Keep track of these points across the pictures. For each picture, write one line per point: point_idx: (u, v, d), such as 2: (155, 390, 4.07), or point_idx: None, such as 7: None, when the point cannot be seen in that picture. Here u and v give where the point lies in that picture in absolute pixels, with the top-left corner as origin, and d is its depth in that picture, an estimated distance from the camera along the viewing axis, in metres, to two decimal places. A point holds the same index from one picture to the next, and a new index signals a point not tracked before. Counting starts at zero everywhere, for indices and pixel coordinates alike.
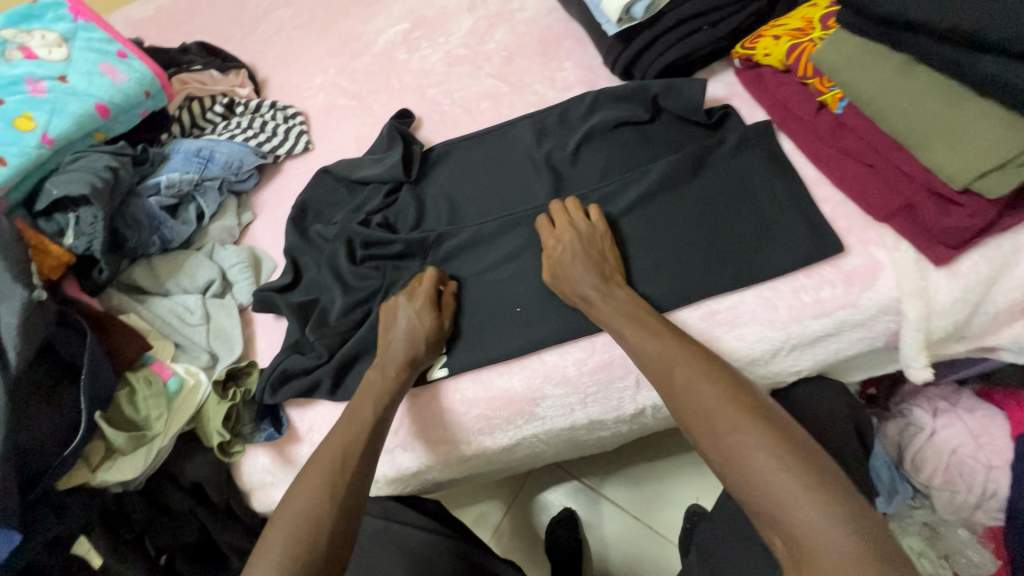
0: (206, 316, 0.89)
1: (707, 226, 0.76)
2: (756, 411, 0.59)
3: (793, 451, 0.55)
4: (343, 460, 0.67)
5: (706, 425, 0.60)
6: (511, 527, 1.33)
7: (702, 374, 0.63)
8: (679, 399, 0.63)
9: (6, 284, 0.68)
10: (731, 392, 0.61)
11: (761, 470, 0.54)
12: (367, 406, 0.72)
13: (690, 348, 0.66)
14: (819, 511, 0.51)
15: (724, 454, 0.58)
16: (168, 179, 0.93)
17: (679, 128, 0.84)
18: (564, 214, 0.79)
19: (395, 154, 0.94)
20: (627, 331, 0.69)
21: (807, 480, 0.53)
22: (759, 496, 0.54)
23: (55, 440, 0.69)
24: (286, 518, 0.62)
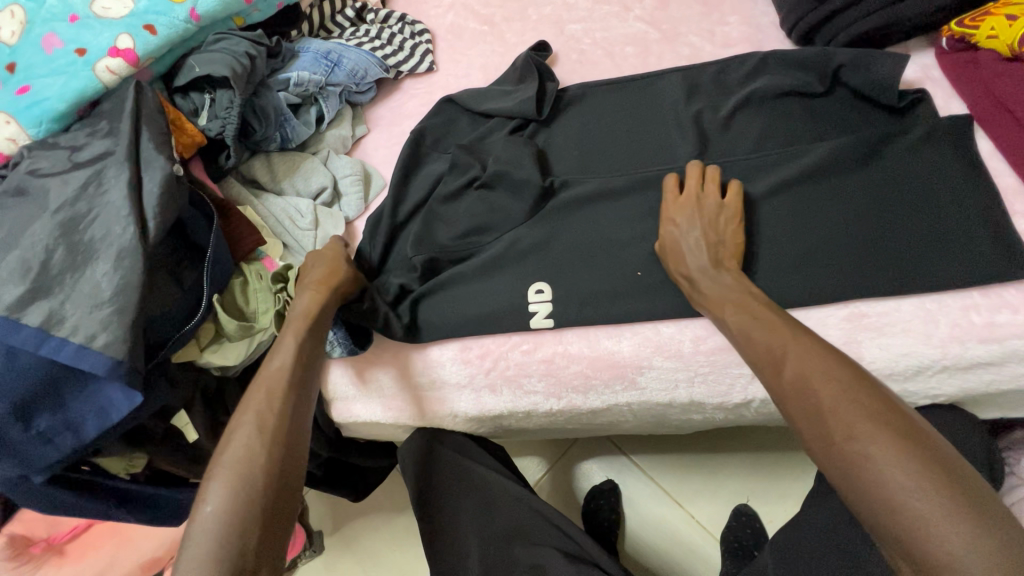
0: (315, 222, 0.88)
1: (870, 220, 0.69)
2: (888, 416, 0.48)
3: (932, 465, 0.45)
4: (276, 400, 0.60)
5: (823, 426, 0.50)
6: (551, 486, 1.34)
7: (820, 369, 0.53)
8: (787, 397, 0.54)
9: (153, 153, 0.68)
10: (852, 389, 0.51)
11: (900, 483, 0.44)
12: (289, 343, 0.66)
13: (807, 340, 0.56)
14: (967, 543, 0.41)
15: (842, 467, 0.47)
16: (297, 76, 0.91)
17: (854, 108, 0.76)
18: (697, 186, 0.73)
19: (529, 89, 0.88)
20: (729, 317, 0.62)
21: (955, 507, 0.42)
22: (888, 519, 0.44)
23: (178, 315, 0.70)
24: (221, 469, 0.54)
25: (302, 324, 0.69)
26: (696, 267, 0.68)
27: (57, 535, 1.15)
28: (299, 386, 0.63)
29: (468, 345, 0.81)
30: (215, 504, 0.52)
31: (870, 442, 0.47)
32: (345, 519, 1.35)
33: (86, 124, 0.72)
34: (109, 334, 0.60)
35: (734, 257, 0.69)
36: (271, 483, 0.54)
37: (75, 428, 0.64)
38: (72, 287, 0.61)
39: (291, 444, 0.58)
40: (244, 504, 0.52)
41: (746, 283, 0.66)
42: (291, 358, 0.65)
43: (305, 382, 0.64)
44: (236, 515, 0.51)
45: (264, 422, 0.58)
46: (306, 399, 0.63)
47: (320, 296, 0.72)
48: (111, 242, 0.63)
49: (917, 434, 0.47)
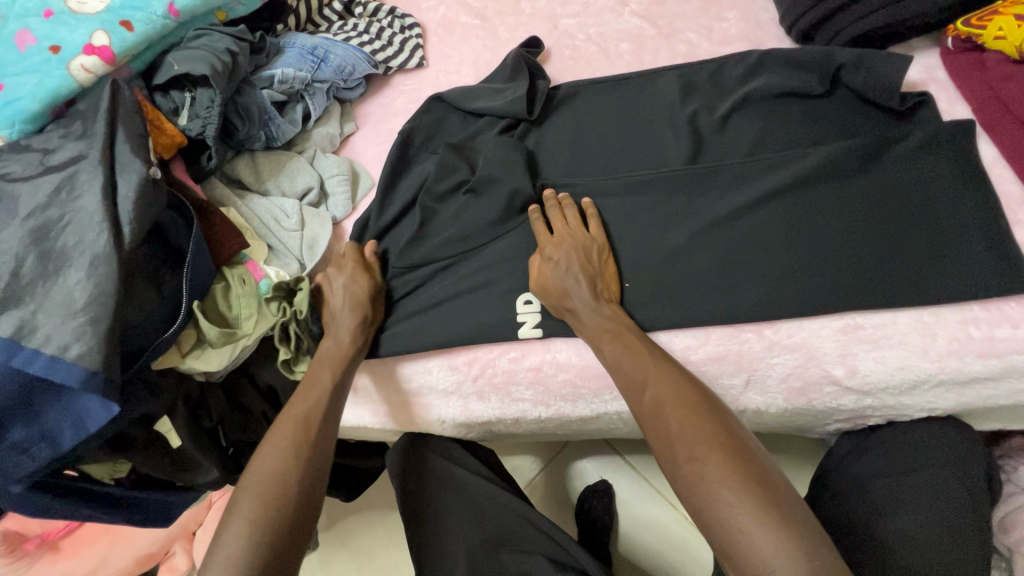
0: (301, 224, 0.86)
1: (864, 230, 0.67)
2: (725, 439, 0.52)
3: (753, 484, 0.49)
4: (305, 429, 0.66)
5: (670, 450, 0.54)
6: (545, 485, 1.33)
7: (672, 398, 0.56)
8: (646, 420, 0.57)
9: (128, 155, 0.67)
10: (697, 413, 0.54)
11: (730, 503, 0.48)
12: (322, 376, 0.71)
13: (665, 367, 0.60)
14: (778, 553, 0.45)
15: (685, 488, 0.51)
16: (282, 74, 0.88)
17: (855, 110, 0.73)
18: (563, 225, 0.74)
19: (519, 88, 0.86)
20: (603, 349, 0.65)
21: (768, 521, 0.46)
22: (717, 532, 0.48)
23: (157, 322, 0.69)
24: (251, 488, 0.61)
25: (332, 359, 0.73)
26: (579, 299, 0.68)
27: (51, 531, 1.16)
28: (328, 417, 0.68)
29: (456, 352, 0.79)
30: (247, 518, 0.58)
31: (704, 465, 0.51)
32: (339, 515, 1.36)
33: (60, 125, 0.69)
34: (82, 345, 0.58)
35: (610, 287, 0.71)
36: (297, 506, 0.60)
37: (51, 439, 0.63)
38: (45, 296, 0.60)
39: (316, 470, 0.64)
40: (272, 520, 0.58)
41: (623, 315, 0.68)
42: (324, 391, 0.70)
43: (333, 414, 0.69)
44: (265, 531, 0.57)
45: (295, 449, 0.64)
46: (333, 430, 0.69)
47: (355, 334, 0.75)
48: (84, 249, 0.61)
49: (748, 455, 0.51)
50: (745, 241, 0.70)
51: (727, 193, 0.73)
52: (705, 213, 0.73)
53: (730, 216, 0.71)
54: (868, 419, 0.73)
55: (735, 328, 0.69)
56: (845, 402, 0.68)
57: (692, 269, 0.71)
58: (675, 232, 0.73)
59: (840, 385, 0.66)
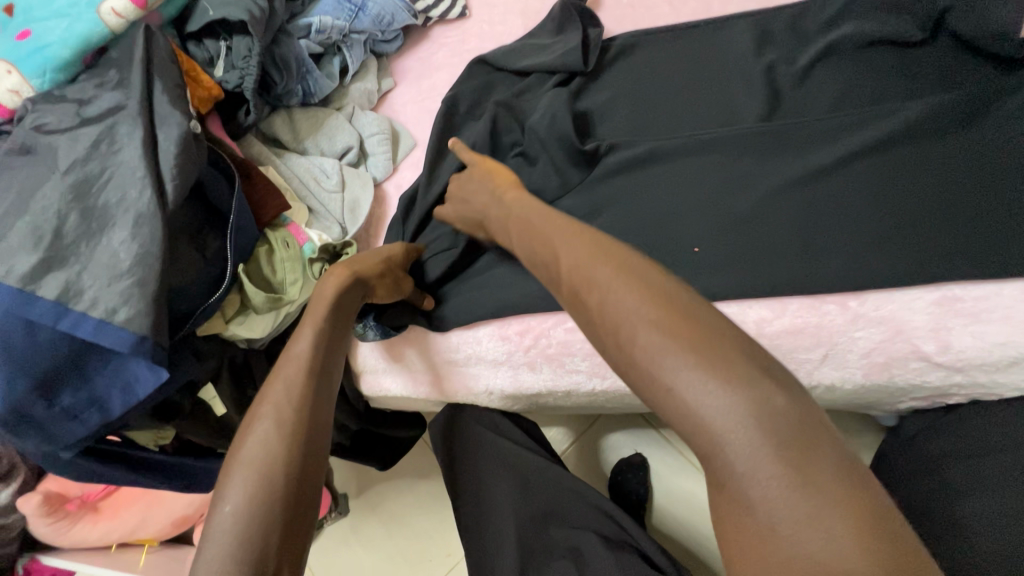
0: (342, 185, 0.82)
1: (964, 194, 0.61)
2: (655, 292, 0.39)
3: (697, 335, 0.36)
4: (295, 391, 0.51)
5: (597, 323, 0.41)
6: (578, 457, 1.32)
7: (589, 257, 0.43)
8: (568, 298, 0.45)
9: (167, 107, 0.62)
10: (624, 266, 0.42)
11: (679, 375, 0.35)
12: (309, 331, 0.57)
13: (586, 231, 0.47)
14: (736, 427, 0.33)
15: (625, 366, 0.39)
16: (320, 22, 0.83)
17: (953, 59, 0.66)
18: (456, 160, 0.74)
19: (574, 38, 0.79)
20: (517, 243, 0.56)
21: (717, 385, 0.34)
22: (668, 414, 0.36)
23: (203, 286, 0.66)
24: (236, 467, 0.46)
25: (320, 312, 0.59)
26: (492, 204, 0.64)
27: (90, 494, 1.20)
28: (321, 375, 0.54)
29: (507, 322, 0.76)
30: (232, 507, 0.43)
31: (632, 331, 0.38)
32: (370, 483, 1.35)
33: (94, 74, 0.65)
34: (130, 308, 0.55)
35: (509, 181, 0.66)
36: (295, 483, 0.46)
37: (101, 405, 0.61)
38: (89, 256, 0.57)
39: (313, 440, 0.49)
40: (266, 505, 0.44)
41: (528, 197, 0.60)
42: (312, 343, 0.56)
43: (328, 371, 0.55)
44: (259, 520, 0.43)
45: (283, 418, 0.49)
46: (328, 389, 0.55)
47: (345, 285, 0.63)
48: (127, 207, 0.58)
49: (686, 303, 0.38)
50: (828, 202, 0.65)
51: (806, 151, 0.67)
52: (781, 173, 0.67)
53: (811, 176, 0.66)
54: (948, 397, 0.68)
55: (815, 299, 0.64)
56: (931, 379, 0.63)
57: (767, 234, 0.66)
58: (748, 194, 0.68)
59: (927, 360, 0.62)
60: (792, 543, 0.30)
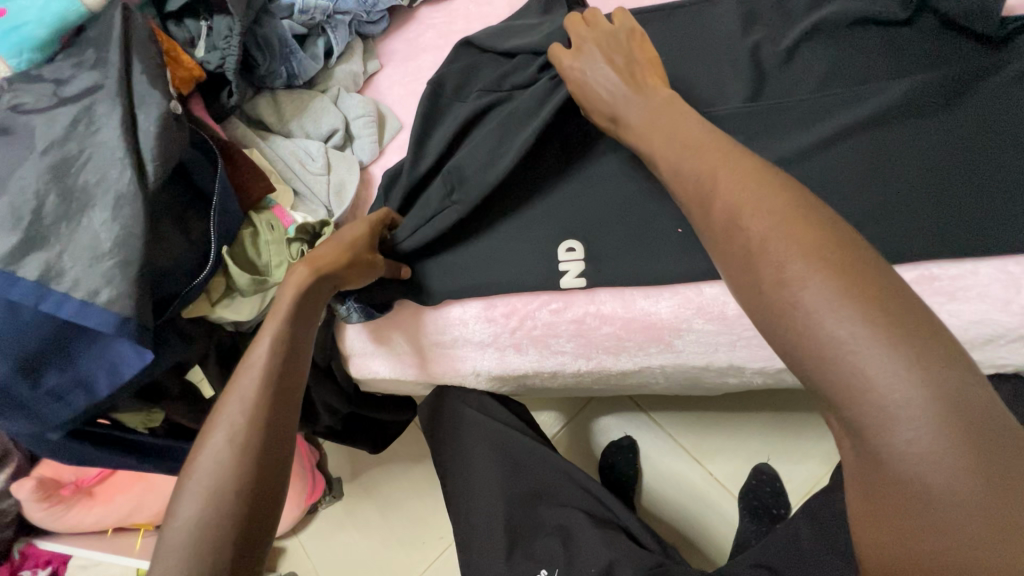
0: (328, 167, 0.81)
1: (946, 173, 0.62)
2: (831, 254, 0.39)
3: (881, 307, 0.36)
4: (250, 403, 0.52)
5: (755, 271, 0.41)
6: (569, 439, 1.33)
7: (753, 202, 0.42)
8: (718, 240, 0.44)
9: (146, 87, 0.61)
10: (797, 221, 0.41)
11: (853, 341, 0.36)
12: (267, 338, 0.57)
13: (744, 168, 0.45)
14: (913, 399, 0.34)
15: (776, 318, 0.39)
16: (303, 2, 0.81)
17: (942, 36, 0.66)
18: (582, 25, 0.68)
19: (558, 18, 0.79)
20: (655, 145, 0.54)
21: (897, 357, 0.34)
22: (824, 374, 0.37)
23: (187, 268, 0.66)
24: (191, 482, 0.48)
25: (280, 317, 0.59)
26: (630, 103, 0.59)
27: (86, 479, 1.21)
28: (280, 383, 0.54)
29: (493, 303, 0.76)
30: (186, 521, 0.46)
31: (802, 289, 0.38)
32: (363, 467, 1.37)
33: (72, 54, 0.64)
34: (113, 289, 0.55)
35: (652, 70, 0.62)
36: (244, 499, 0.48)
37: (86, 385, 0.61)
38: (70, 237, 0.56)
39: (265, 455, 0.50)
40: (215, 522, 0.46)
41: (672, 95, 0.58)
42: (269, 351, 0.55)
43: (288, 379, 0.55)
44: (208, 535, 0.46)
45: (235, 433, 0.50)
46: (290, 396, 0.55)
47: (306, 287, 0.62)
48: (107, 188, 0.58)
49: (863, 272, 0.38)
50: (814, 182, 0.65)
51: (792, 132, 0.67)
52: (768, 153, 0.67)
53: (796, 156, 0.66)
54: None
55: None
56: None
57: None
58: None
59: None
60: (949, 519, 0.33)
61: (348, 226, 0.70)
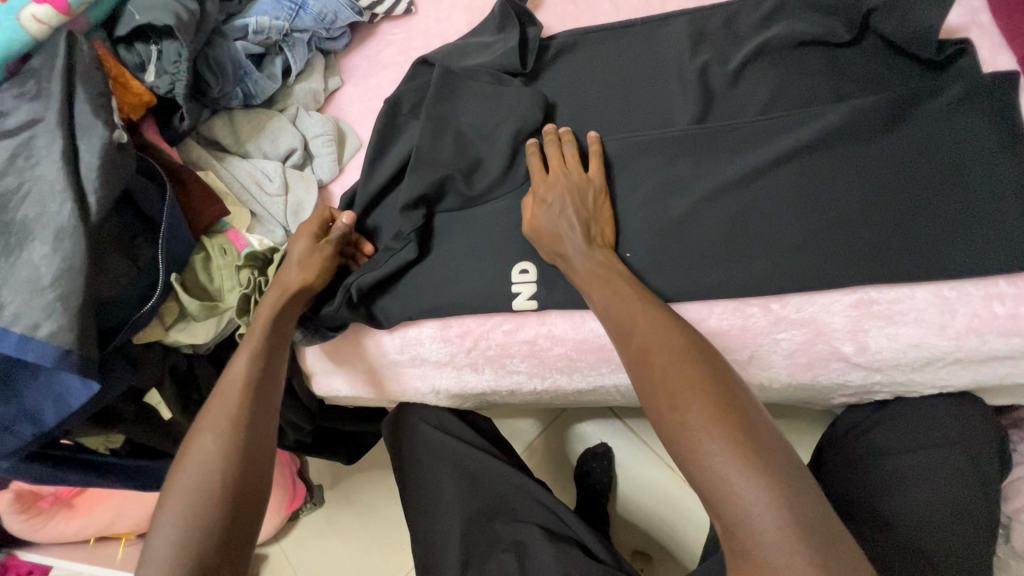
0: (285, 187, 0.81)
1: (885, 199, 0.62)
2: (707, 383, 0.48)
3: (738, 427, 0.45)
4: (233, 414, 0.57)
5: (653, 394, 0.50)
6: (545, 446, 1.34)
7: (659, 338, 0.52)
8: (631, 363, 0.53)
9: (89, 117, 0.62)
10: (686, 353, 0.50)
11: (719, 456, 0.44)
12: (243, 357, 0.62)
13: (656, 316, 0.55)
14: (760, 501, 0.42)
15: (670, 436, 0.47)
16: (257, 23, 0.81)
17: (884, 59, 0.67)
18: (560, 164, 0.69)
19: (512, 38, 0.79)
20: (592, 296, 0.61)
21: (748, 469, 0.43)
22: (702, 483, 0.45)
23: (135, 296, 0.66)
24: (179, 481, 0.53)
25: (259, 334, 0.65)
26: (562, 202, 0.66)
27: (62, 492, 1.22)
28: (257, 394, 0.60)
29: (448, 324, 0.77)
30: (175, 517, 0.51)
31: (685, 412, 0.47)
32: (343, 474, 1.38)
33: (15, 84, 0.64)
34: (53, 323, 0.56)
35: (605, 233, 0.67)
36: (230, 496, 0.52)
37: (33, 416, 0.62)
38: (10, 271, 0.57)
39: (248, 457, 0.55)
40: (200, 517, 0.50)
41: (615, 260, 0.64)
42: (248, 365, 0.61)
43: (266, 391, 0.61)
44: (194, 529, 0.50)
45: (220, 433, 0.55)
46: (269, 408, 0.60)
47: (278, 307, 0.68)
48: (48, 222, 0.58)
49: (731, 397, 0.47)
50: (758, 204, 0.65)
51: (737, 155, 0.67)
52: (715, 176, 0.67)
53: (740, 180, 0.66)
54: (875, 395, 0.70)
55: (741, 302, 0.65)
56: (853, 379, 0.65)
57: (699, 239, 0.66)
58: (679, 198, 0.68)
59: (848, 360, 0.63)
60: None
61: (297, 241, 0.73)
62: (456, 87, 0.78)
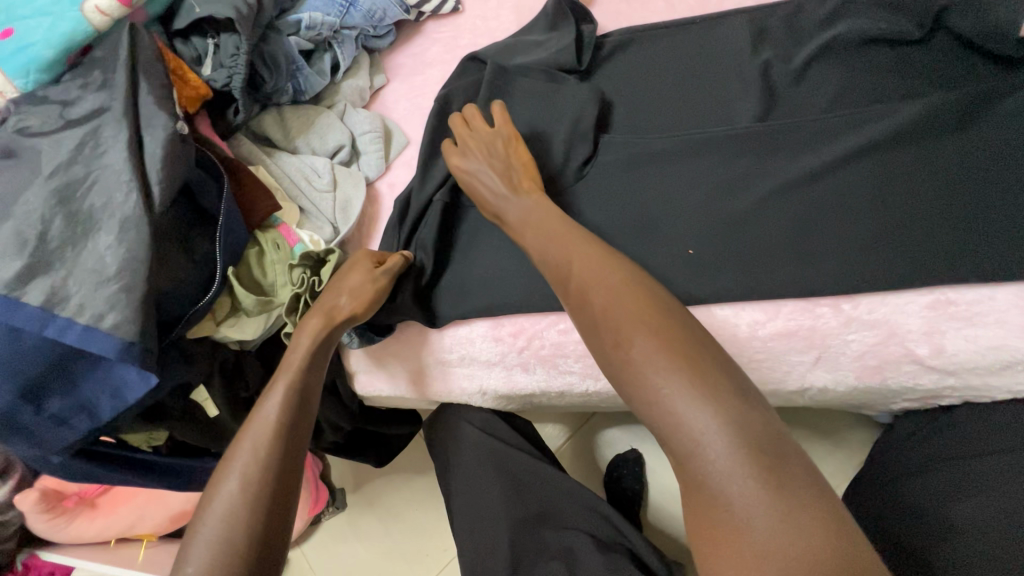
0: (334, 184, 0.81)
1: (958, 197, 0.61)
2: (651, 318, 0.48)
3: (680, 352, 0.46)
4: (263, 454, 0.55)
5: (600, 333, 0.50)
6: (572, 453, 1.31)
7: (599, 278, 0.53)
8: (575, 307, 0.54)
9: (152, 108, 0.61)
10: (630, 290, 0.51)
11: (661, 383, 0.45)
12: (280, 389, 0.60)
13: (594, 254, 0.56)
14: (707, 426, 0.42)
15: (616, 371, 0.48)
16: (310, 18, 0.81)
17: (952, 58, 0.66)
18: (464, 131, 0.71)
19: (567, 36, 0.78)
20: (527, 242, 0.62)
21: (690, 392, 0.44)
22: (652, 413, 0.45)
23: (191, 290, 0.66)
24: (205, 529, 0.50)
25: (295, 366, 0.63)
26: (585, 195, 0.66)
27: (88, 490, 1.20)
28: (292, 432, 0.58)
29: (501, 323, 0.75)
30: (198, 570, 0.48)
31: (629, 345, 0.47)
32: (368, 477, 1.36)
33: (79, 75, 0.63)
34: (118, 314, 0.55)
35: (529, 174, 0.67)
36: (256, 548, 0.50)
37: (90, 409, 0.61)
38: (74, 261, 0.56)
39: (276, 503, 0.53)
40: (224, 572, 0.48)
41: (546, 201, 0.65)
42: (282, 400, 0.59)
43: (299, 428, 0.58)
44: None
45: (249, 476, 0.53)
46: (299, 448, 0.58)
47: (318, 337, 0.65)
48: (112, 212, 0.57)
49: (668, 319, 0.48)
50: (825, 201, 0.64)
51: (805, 152, 0.66)
52: (780, 174, 0.66)
53: (806, 177, 0.65)
54: (942, 399, 0.68)
55: (809, 302, 0.64)
56: (924, 382, 0.63)
57: (763, 237, 0.65)
58: (743, 195, 0.67)
59: (920, 362, 0.62)
60: (751, 522, 0.39)
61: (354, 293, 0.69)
62: (509, 84, 0.78)
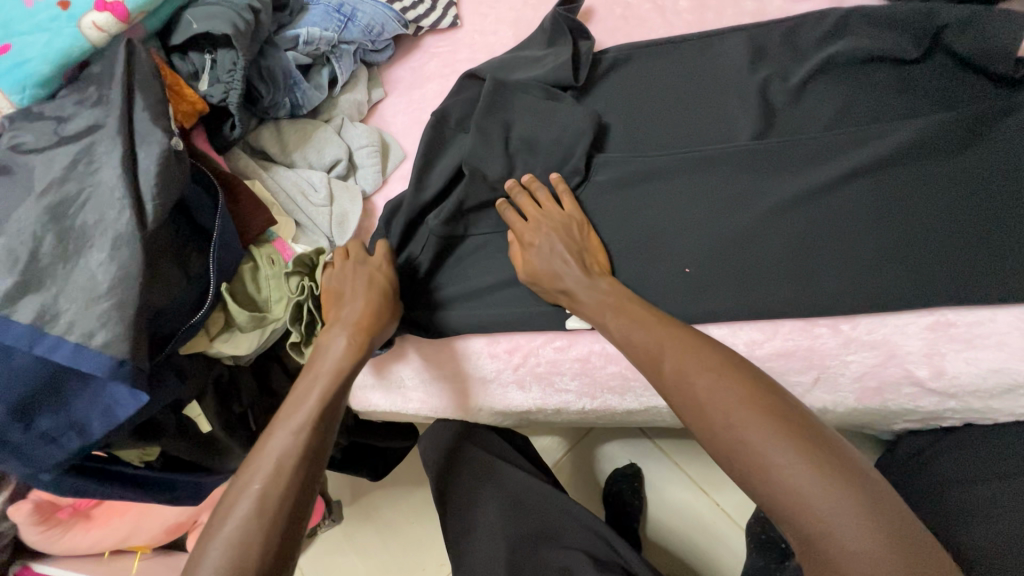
0: (330, 198, 0.80)
1: (958, 219, 0.60)
2: (760, 399, 0.45)
3: (801, 434, 0.43)
4: (284, 475, 0.51)
5: (705, 416, 0.47)
6: (571, 467, 1.29)
7: (693, 361, 0.50)
8: (671, 392, 0.50)
9: (147, 124, 0.61)
10: (728, 370, 0.48)
11: (787, 467, 0.41)
12: (307, 405, 0.57)
13: (681, 334, 0.53)
14: (837, 509, 0.39)
15: (731, 462, 0.44)
16: (307, 33, 0.81)
17: (952, 77, 0.66)
18: (534, 208, 0.69)
19: (563, 51, 0.78)
20: (611, 325, 0.58)
21: (820, 476, 0.40)
22: (781, 505, 0.41)
23: (184, 306, 0.65)
24: (214, 551, 0.47)
25: (322, 378, 0.60)
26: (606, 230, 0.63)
27: (81, 503, 1.19)
28: (315, 455, 0.54)
29: (497, 339, 0.75)
30: None
31: (745, 429, 0.44)
32: (364, 490, 1.34)
33: (75, 90, 0.63)
34: (108, 332, 0.54)
35: (600, 262, 0.66)
36: None
37: (80, 428, 0.60)
38: (66, 279, 0.56)
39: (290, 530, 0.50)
40: None
41: (621, 286, 0.63)
42: (308, 417, 0.56)
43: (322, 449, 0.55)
44: None
45: (266, 497, 0.50)
46: (319, 471, 0.55)
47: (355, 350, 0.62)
48: (106, 229, 0.57)
49: (775, 397, 0.45)
50: (825, 221, 0.64)
51: (804, 170, 0.66)
52: (779, 192, 0.65)
53: (805, 196, 0.64)
54: (943, 420, 0.67)
55: (808, 322, 0.63)
56: (925, 404, 0.62)
57: (762, 256, 0.64)
58: (741, 213, 0.66)
59: (921, 385, 0.61)
60: None
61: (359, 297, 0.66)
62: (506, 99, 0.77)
